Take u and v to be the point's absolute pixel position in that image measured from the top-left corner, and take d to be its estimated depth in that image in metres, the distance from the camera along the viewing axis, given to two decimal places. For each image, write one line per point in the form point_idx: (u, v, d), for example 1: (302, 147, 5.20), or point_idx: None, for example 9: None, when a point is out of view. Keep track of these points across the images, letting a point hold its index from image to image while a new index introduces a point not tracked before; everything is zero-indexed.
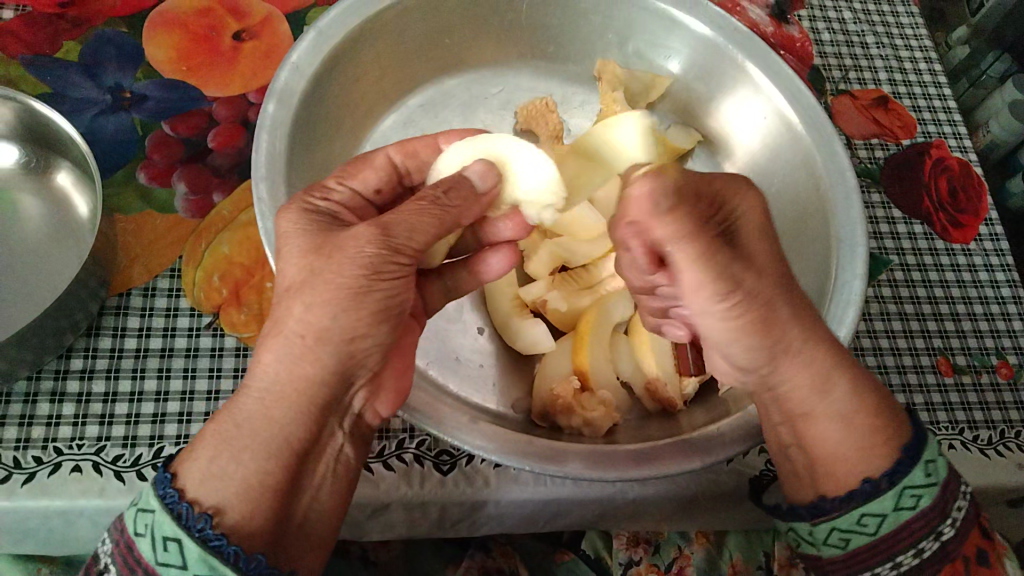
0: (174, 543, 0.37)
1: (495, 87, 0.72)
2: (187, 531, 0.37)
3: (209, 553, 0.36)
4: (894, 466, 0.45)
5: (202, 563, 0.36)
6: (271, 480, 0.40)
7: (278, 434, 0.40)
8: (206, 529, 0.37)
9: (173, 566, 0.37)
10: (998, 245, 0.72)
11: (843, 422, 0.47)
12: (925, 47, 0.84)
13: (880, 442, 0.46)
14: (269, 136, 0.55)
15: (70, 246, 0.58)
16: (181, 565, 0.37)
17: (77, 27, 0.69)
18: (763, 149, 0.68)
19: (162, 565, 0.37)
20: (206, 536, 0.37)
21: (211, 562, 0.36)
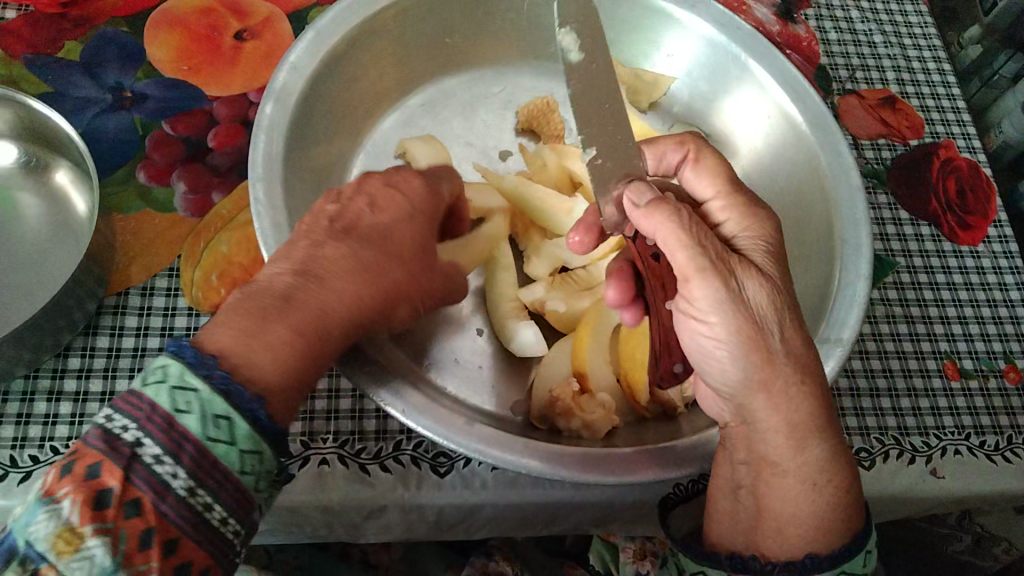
0: (161, 368, 0.36)
1: (496, 86, 0.72)
2: (190, 368, 0.35)
3: (190, 369, 0.35)
4: (842, 550, 0.44)
5: (181, 376, 0.35)
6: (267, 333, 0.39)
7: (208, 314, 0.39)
8: (213, 369, 0.36)
9: (160, 388, 0.35)
10: (1007, 246, 0.71)
11: (813, 485, 0.44)
12: (934, 46, 0.83)
13: (840, 524, 0.44)
14: (267, 137, 0.55)
15: (68, 243, 0.58)
16: (163, 381, 0.35)
17: (80, 26, 0.69)
18: (766, 148, 0.68)
19: (148, 386, 0.35)
20: (211, 374, 0.35)
21: (188, 376, 0.35)
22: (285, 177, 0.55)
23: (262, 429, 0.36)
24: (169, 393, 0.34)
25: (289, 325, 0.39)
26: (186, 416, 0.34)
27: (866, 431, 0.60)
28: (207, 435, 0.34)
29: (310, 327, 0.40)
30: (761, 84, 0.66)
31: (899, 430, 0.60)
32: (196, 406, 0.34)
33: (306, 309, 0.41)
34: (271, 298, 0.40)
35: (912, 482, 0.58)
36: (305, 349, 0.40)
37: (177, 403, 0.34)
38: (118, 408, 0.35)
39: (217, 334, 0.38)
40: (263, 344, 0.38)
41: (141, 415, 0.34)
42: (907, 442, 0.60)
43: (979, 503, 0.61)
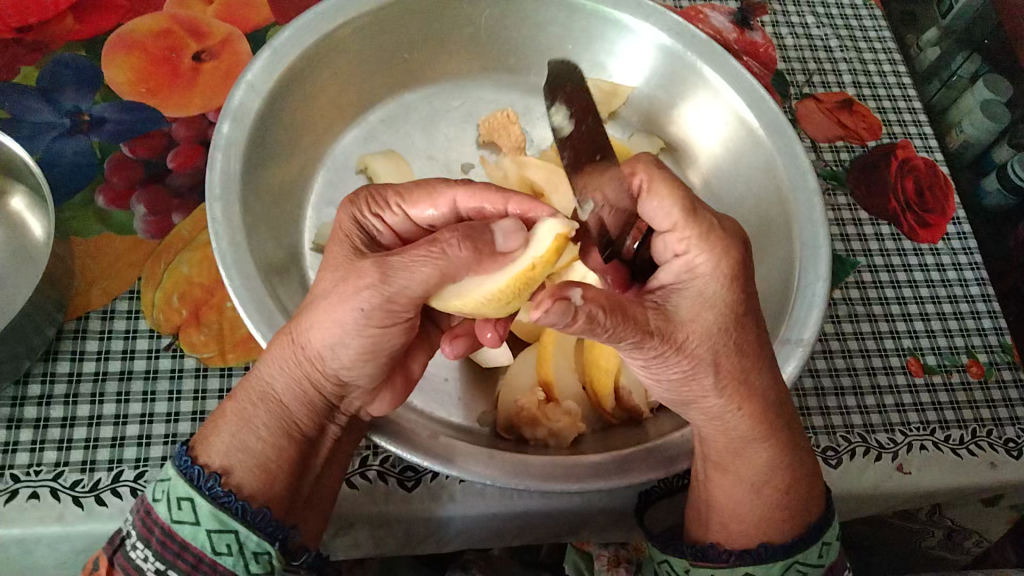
0: (185, 502, 0.42)
1: (457, 100, 0.72)
2: (198, 490, 0.42)
3: (218, 509, 0.42)
4: (793, 540, 0.47)
5: (212, 518, 0.42)
6: (285, 455, 0.45)
7: (282, 414, 0.45)
8: (215, 487, 0.42)
9: (186, 523, 0.42)
10: (966, 243, 0.72)
11: (779, 476, 0.48)
12: (889, 49, 0.84)
13: (795, 515, 0.48)
14: (224, 157, 0.55)
15: (26, 269, 0.58)
16: (194, 521, 0.42)
17: (36, 51, 0.68)
18: (724, 154, 0.68)
19: (177, 522, 0.42)
20: (215, 493, 0.42)
21: (221, 517, 0.42)
22: (243, 197, 0.55)
23: (277, 543, 0.43)
24: (204, 533, 0.42)
25: (274, 433, 0.45)
26: (224, 556, 0.42)
27: (832, 429, 0.60)
28: (248, 569, 0.42)
29: (288, 430, 0.45)
30: (717, 91, 0.67)
31: (865, 427, 0.61)
32: (234, 548, 0.42)
33: (271, 410, 0.45)
34: (252, 396, 0.45)
35: (879, 478, 0.59)
36: (293, 458, 0.45)
37: (216, 544, 0.42)
38: (147, 535, 0.43)
39: (236, 459, 0.43)
40: (264, 469, 0.44)
41: (175, 551, 0.42)
42: (873, 439, 0.60)
43: (946, 497, 0.61)
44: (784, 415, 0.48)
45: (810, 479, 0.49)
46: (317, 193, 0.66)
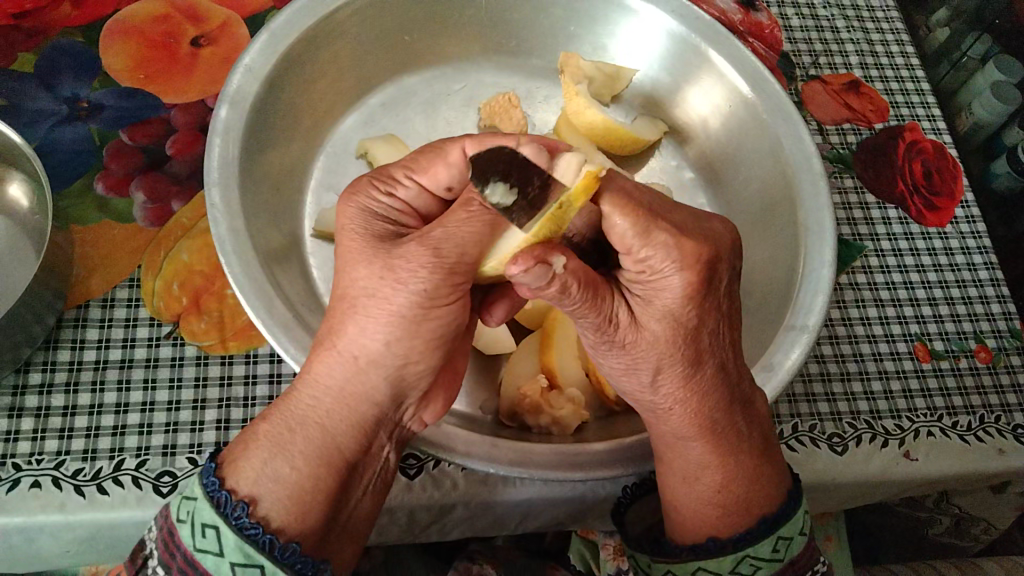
0: (211, 530, 0.38)
1: (458, 84, 0.71)
2: (224, 518, 0.38)
3: (244, 542, 0.37)
4: (746, 533, 0.45)
5: (238, 551, 0.37)
6: (323, 486, 0.40)
7: (328, 442, 0.41)
8: (243, 517, 0.38)
9: (211, 552, 0.38)
10: (975, 227, 0.71)
11: (717, 468, 0.46)
12: (896, 29, 0.83)
13: (745, 509, 0.46)
14: (222, 142, 0.55)
15: (25, 257, 0.57)
16: (218, 551, 0.37)
17: (33, 37, 0.68)
18: (729, 138, 0.67)
19: (201, 551, 0.38)
20: (242, 523, 0.38)
21: (246, 550, 0.37)
22: (241, 183, 0.55)
23: None
24: (228, 565, 0.37)
25: (313, 461, 0.40)
26: None
27: (838, 416, 0.60)
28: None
29: (329, 455, 0.41)
30: (720, 74, 0.66)
31: (871, 413, 0.60)
32: None
33: (313, 435, 0.41)
34: (281, 426, 0.41)
35: (886, 465, 0.58)
36: (335, 486, 0.41)
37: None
38: (170, 561, 0.39)
39: (263, 487, 0.39)
40: (296, 502, 0.39)
41: None
42: (879, 425, 0.60)
43: (953, 484, 0.60)
44: (720, 415, 0.46)
45: (761, 471, 0.47)
46: (317, 178, 0.65)
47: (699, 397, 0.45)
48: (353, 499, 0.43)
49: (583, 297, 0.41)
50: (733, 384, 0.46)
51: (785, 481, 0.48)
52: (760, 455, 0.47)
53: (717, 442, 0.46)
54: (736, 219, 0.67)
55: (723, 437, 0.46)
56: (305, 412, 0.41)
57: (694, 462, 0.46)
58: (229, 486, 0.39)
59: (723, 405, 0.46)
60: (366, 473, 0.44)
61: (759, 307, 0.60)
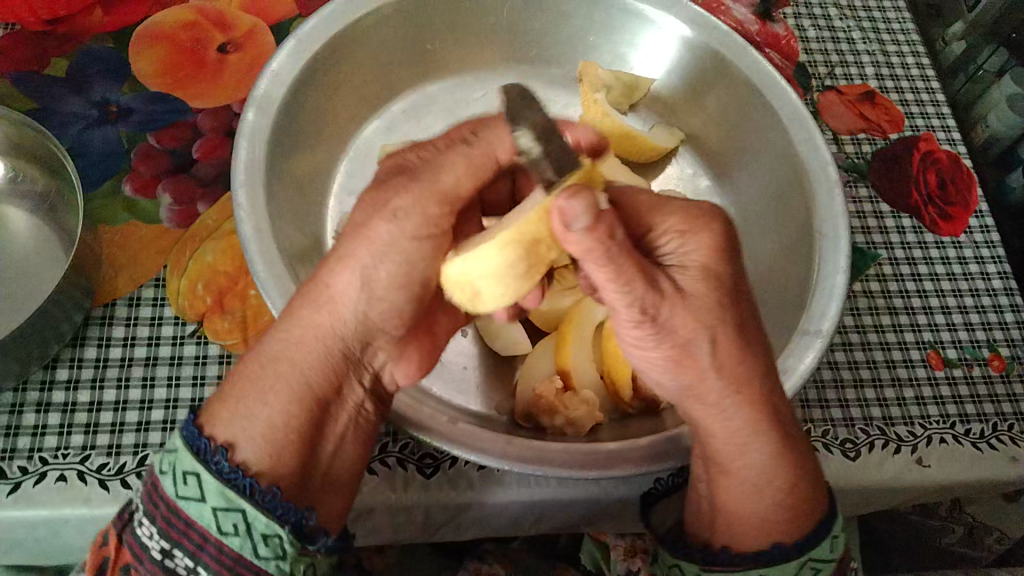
0: (191, 477, 0.39)
1: (478, 91, 0.73)
2: (204, 465, 0.39)
3: (225, 486, 0.39)
4: (765, 551, 0.45)
5: (218, 494, 0.39)
6: (296, 430, 0.42)
7: (299, 379, 0.43)
8: (222, 462, 0.39)
9: (193, 499, 0.39)
10: (989, 237, 0.72)
11: (746, 486, 0.45)
12: (912, 41, 0.83)
13: (773, 527, 0.45)
14: (248, 144, 0.56)
15: (55, 256, 0.59)
16: (199, 496, 0.39)
17: (65, 42, 0.69)
18: (746, 146, 0.68)
19: (182, 498, 0.39)
20: (221, 468, 0.39)
21: (227, 494, 0.39)
22: (266, 184, 0.56)
23: (288, 525, 0.40)
24: (209, 510, 0.39)
25: (286, 399, 0.42)
26: (231, 537, 0.39)
27: (851, 422, 0.60)
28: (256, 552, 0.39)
29: (302, 393, 0.43)
30: (736, 83, 0.67)
31: (884, 420, 0.61)
32: (241, 527, 0.39)
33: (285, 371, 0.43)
34: (258, 364, 0.43)
35: (898, 471, 0.58)
36: (308, 424, 0.43)
37: (221, 523, 0.39)
38: (153, 511, 0.40)
39: (238, 433, 0.41)
40: (272, 445, 0.41)
41: (181, 528, 0.39)
42: (892, 432, 0.60)
43: (965, 491, 0.61)
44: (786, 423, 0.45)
45: (809, 493, 0.46)
46: (340, 182, 0.67)
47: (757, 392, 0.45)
48: (330, 441, 0.45)
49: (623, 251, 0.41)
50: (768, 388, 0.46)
51: (822, 505, 0.46)
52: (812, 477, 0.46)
53: (750, 457, 0.46)
54: (752, 226, 0.67)
55: (752, 452, 0.45)
56: (279, 358, 0.43)
57: (747, 467, 0.46)
58: (208, 434, 0.40)
59: (757, 420, 0.45)
60: (341, 413, 0.46)
61: (773, 313, 0.61)
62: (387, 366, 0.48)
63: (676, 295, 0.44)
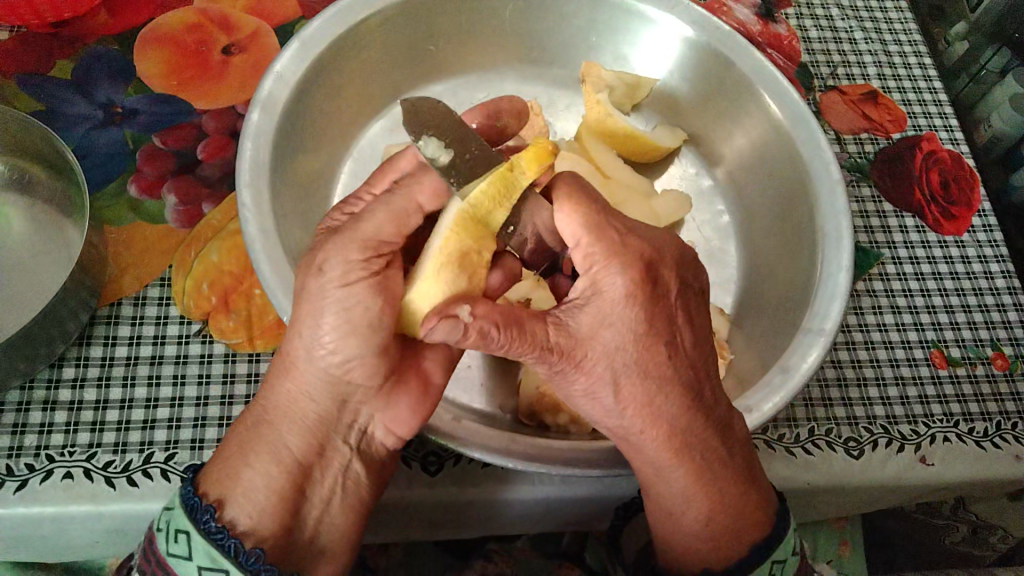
0: (182, 535, 0.40)
1: (481, 92, 0.74)
2: (194, 523, 0.40)
3: (211, 545, 0.39)
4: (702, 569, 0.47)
5: (206, 554, 0.39)
6: None
7: None
8: (210, 521, 0.40)
9: (181, 557, 0.40)
10: (992, 236, 0.72)
11: (668, 516, 0.47)
12: (915, 41, 0.83)
13: (710, 545, 0.46)
14: (253, 145, 0.56)
15: (61, 256, 0.59)
16: (188, 555, 0.40)
17: (70, 44, 0.70)
18: (749, 145, 0.68)
19: (172, 556, 0.40)
20: (210, 528, 0.40)
21: (214, 554, 0.39)
22: (271, 184, 0.57)
23: None
24: (195, 568, 0.39)
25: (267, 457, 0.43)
26: None
27: (854, 420, 0.60)
28: None
29: None
30: (738, 82, 0.67)
31: (888, 418, 0.61)
32: None
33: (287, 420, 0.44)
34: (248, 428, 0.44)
35: (900, 470, 0.58)
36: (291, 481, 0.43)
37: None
38: (149, 569, 0.41)
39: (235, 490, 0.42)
40: None
41: None
42: (895, 430, 0.60)
43: (969, 489, 0.61)
44: (697, 444, 0.45)
45: (739, 504, 0.46)
46: (345, 181, 0.68)
47: (668, 421, 0.44)
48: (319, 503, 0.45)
49: (510, 342, 0.41)
50: (699, 408, 0.45)
51: (752, 534, 0.46)
52: (741, 486, 0.46)
53: (668, 491, 0.46)
54: (756, 225, 0.68)
55: (670, 487, 0.46)
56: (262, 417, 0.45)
57: (671, 490, 0.46)
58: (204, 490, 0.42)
59: (671, 458, 0.45)
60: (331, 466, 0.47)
61: (777, 312, 0.61)
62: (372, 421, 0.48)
63: (585, 346, 0.43)
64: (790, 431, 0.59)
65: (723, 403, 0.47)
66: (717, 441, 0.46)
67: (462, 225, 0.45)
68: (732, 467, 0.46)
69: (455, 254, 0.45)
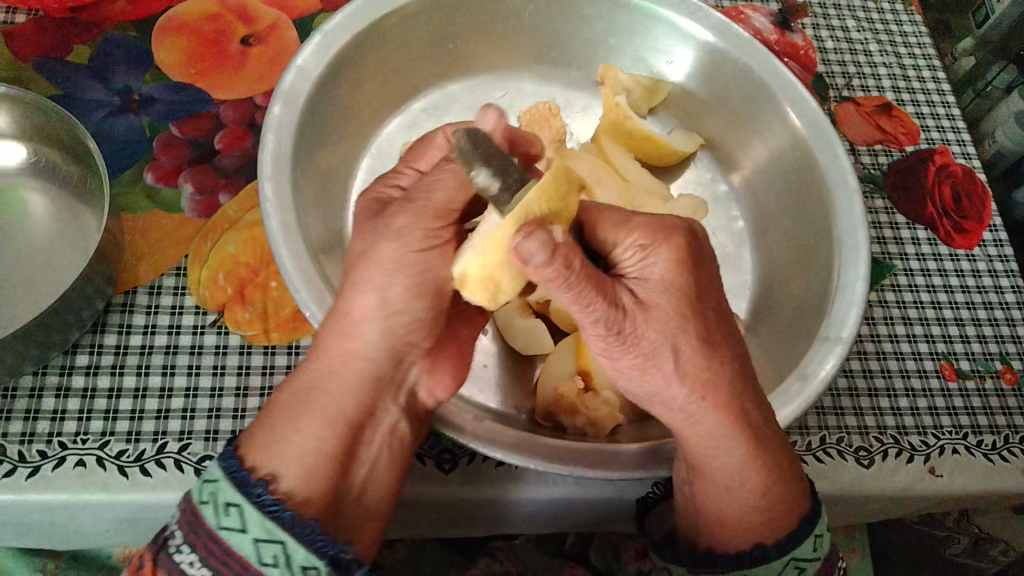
0: (234, 508, 0.39)
1: (499, 92, 0.74)
2: (247, 497, 0.39)
3: (268, 517, 0.38)
4: (759, 547, 0.45)
5: (262, 527, 0.38)
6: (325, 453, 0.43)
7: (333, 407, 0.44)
8: (263, 495, 0.39)
9: (235, 530, 0.38)
10: (1002, 251, 0.72)
11: (720, 490, 0.47)
12: (929, 55, 0.84)
13: (779, 515, 0.46)
14: (275, 138, 0.56)
15: (78, 242, 0.59)
16: (241, 528, 0.38)
17: (88, 30, 0.69)
18: (766, 153, 0.69)
19: (223, 529, 0.38)
20: (263, 501, 0.39)
21: (270, 525, 0.38)
22: (292, 178, 0.56)
23: (327, 558, 0.39)
24: (250, 540, 0.38)
25: None
26: (271, 569, 0.38)
27: (865, 430, 0.61)
28: None
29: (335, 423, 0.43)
30: (759, 89, 0.67)
31: (898, 429, 0.61)
32: (281, 560, 0.38)
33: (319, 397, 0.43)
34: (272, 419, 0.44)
35: (910, 480, 0.59)
36: None
37: (263, 554, 0.38)
38: (190, 540, 0.39)
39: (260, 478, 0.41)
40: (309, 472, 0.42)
41: (219, 560, 0.38)
42: (905, 441, 0.60)
43: (975, 501, 0.61)
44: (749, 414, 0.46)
45: (790, 473, 0.47)
46: (362, 177, 0.67)
47: (725, 391, 0.45)
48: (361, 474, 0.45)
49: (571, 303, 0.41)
50: (748, 378, 0.46)
51: (802, 506, 0.46)
52: (790, 457, 0.47)
53: (722, 465, 0.46)
54: (770, 232, 0.68)
55: (724, 461, 0.46)
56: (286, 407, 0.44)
57: (725, 463, 0.46)
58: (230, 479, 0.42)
59: (728, 427, 0.45)
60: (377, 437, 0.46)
61: (792, 319, 0.61)
62: (419, 380, 0.49)
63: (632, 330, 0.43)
64: (801, 438, 0.59)
65: (757, 381, 0.48)
66: (764, 414, 0.47)
67: (552, 185, 0.42)
68: (779, 438, 0.47)
69: (536, 213, 0.41)
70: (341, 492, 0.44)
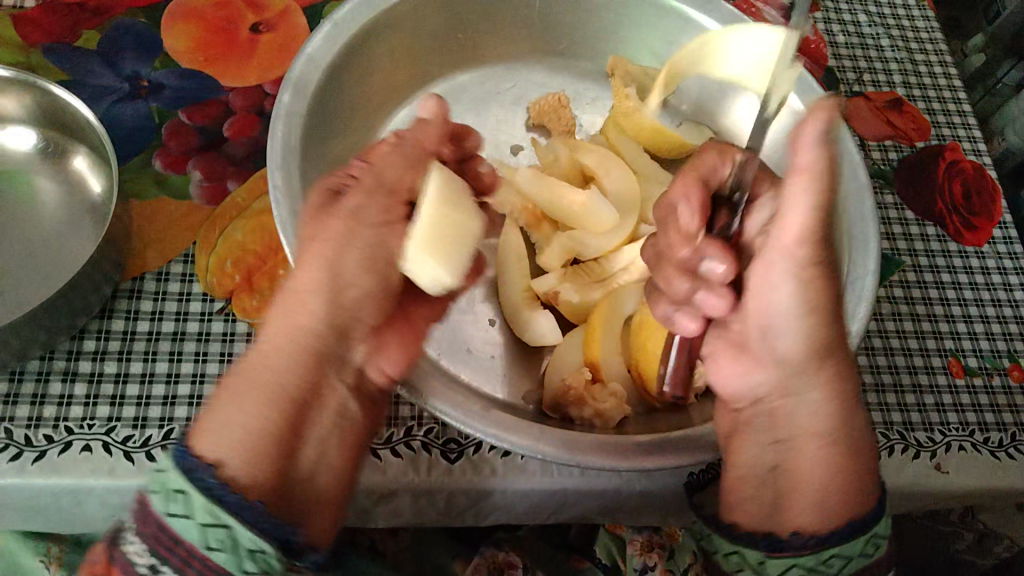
0: (179, 495, 0.39)
1: (507, 82, 0.73)
2: (192, 483, 0.39)
3: (212, 502, 0.38)
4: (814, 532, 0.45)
5: (207, 512, 0.38)
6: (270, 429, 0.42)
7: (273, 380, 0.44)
8: (209, 479, 0.39)
9: (180, 516, 0.38)
10: (1012, 248, 0.72)
11: (804, 471, 0.46)
12: (940, 50, 0.84)
13: (852, 501, 0.45)
14: (284, 126, 0.56)
15: (87, 226, 0.59)
16: (186, 514, 0.38)
17: (98, 15, 0.69)
18: (776, 146, 0.68)
19: (171, 516, 0.39)
20: (208, 485, 0.39)
21: (215, 510, 0.38)
22: (301, 165, 0.56)
23: (276, 539, 0.39)
24: (197, 526, 0.38)
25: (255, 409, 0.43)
26: (218, 553, 0.38)
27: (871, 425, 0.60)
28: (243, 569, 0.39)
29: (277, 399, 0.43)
30: None
31: (904, 425, 0.61)
32: (227, 543, 0.38)
33: (261, 375, 0.44)
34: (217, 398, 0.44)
35: (917, 477, 0.59)
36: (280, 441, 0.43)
37: (208, 540, 0.38)
38: (141, 527, 0.39)
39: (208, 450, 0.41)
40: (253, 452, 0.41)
41: (167, 545, 0.38)
42: (912, 437, 0.60)
43: (981, 499, 0.61)
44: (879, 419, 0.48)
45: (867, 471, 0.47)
46: None
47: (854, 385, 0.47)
48: (307, 453, 0.45)
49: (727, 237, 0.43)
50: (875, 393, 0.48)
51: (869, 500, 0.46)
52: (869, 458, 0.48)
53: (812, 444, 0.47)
54: None
55: (824, 444, 0.47)
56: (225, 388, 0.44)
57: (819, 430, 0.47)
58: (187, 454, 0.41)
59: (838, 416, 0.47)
60: (319, 416, 0.46)
61: None
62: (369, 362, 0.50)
63: None
64: None
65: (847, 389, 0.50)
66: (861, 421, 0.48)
67: None
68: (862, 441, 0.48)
69: None
70: (290, 477, 0.43)
